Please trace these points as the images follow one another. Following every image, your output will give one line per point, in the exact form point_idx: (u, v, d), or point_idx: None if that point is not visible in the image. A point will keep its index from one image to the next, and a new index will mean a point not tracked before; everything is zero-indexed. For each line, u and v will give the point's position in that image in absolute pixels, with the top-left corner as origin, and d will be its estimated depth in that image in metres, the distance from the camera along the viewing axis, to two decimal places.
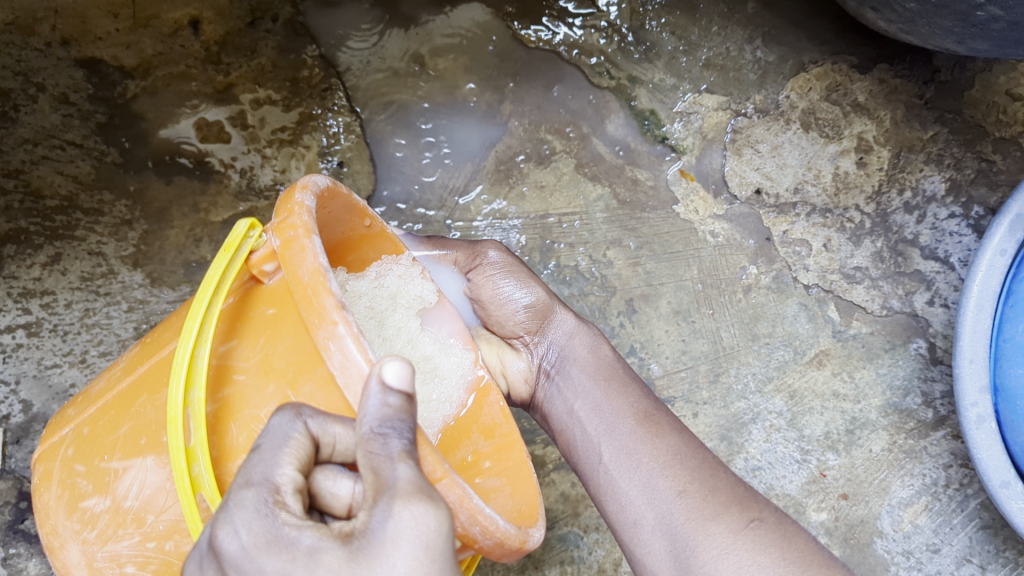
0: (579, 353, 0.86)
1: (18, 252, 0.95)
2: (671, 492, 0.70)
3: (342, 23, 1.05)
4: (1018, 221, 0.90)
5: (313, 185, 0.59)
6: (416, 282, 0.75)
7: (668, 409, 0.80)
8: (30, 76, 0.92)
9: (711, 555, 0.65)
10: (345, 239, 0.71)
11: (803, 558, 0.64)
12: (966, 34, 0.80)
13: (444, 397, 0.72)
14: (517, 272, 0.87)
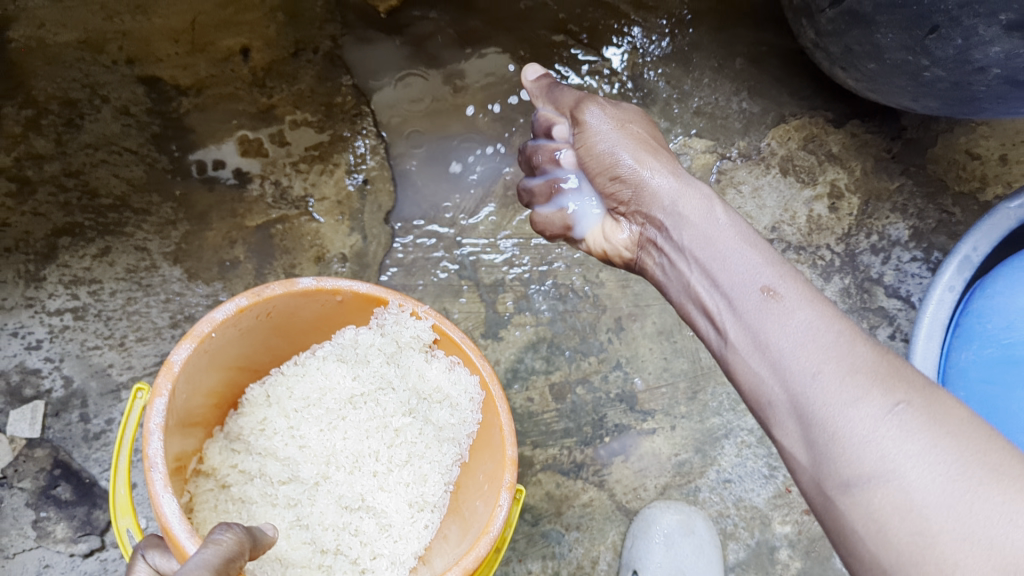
0: (685, 213, 0.79)
1: (73, 243, 1.09)
2: (804, 373, 0.60)
3: (375, 57, 1.17)
4: (965, 263, 1.01)
5: (213, 318, 0.77)
6: (409, 324, 0.87)
7: (798, 272, 0.68)
8: (97, 89, 1.03)
9: (851, 441, 0.55)
10: (334, 307, 0.87)
11: (963, 446, 0.52)
12: (918, 93, 0.91)
13: (461, 418, 0.87)
14: (616, 133, 0.87)
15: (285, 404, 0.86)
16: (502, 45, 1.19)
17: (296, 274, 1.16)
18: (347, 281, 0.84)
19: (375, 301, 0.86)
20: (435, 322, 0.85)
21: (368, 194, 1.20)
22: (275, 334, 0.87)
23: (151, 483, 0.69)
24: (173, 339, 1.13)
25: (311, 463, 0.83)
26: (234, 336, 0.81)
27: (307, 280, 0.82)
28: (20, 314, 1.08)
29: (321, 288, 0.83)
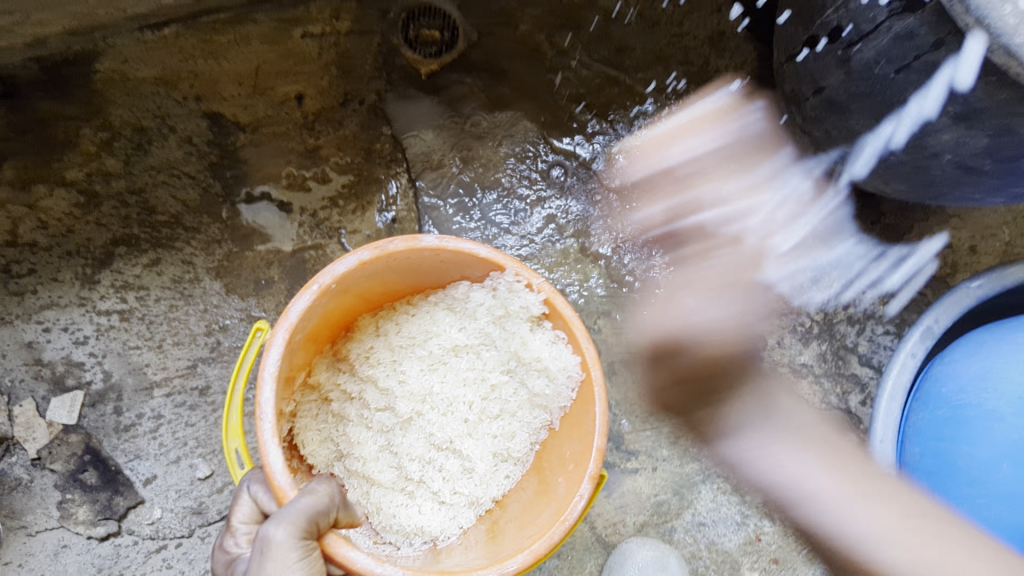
0: None
1: (128, 253, 1.22)
2: None
3: (412, 112, 1.32)
4: (925, 334, 1.11)
5: (335, 270, 0.86)
6: (519, 295, 0.95)
7: None
8: (167, 119, 1.17)
9: None
10: (453, 261, 0.95)
11: None
12: (888, 175, 1.04)
13: (556, 390, 0.96)
14: None
15: (392, 339, 0.99)
16: (525, 111, 1.35)
17: None
18: (469, 244, 0.91)
19: (496, 266, 0.92)
20: (549, 296, 0.92)
21: (394, 231, 1.32)
22: (397, 273, 0.96)
23: (261, 432, 0.79)
24: (206, 346, 1.25)
25: (407, 399, 0.95)
26: (354, 278, 0.90)
27: (430, 239, 0.89)
28: (72, 312, 1.19)
29: (443, 248, 0.90)
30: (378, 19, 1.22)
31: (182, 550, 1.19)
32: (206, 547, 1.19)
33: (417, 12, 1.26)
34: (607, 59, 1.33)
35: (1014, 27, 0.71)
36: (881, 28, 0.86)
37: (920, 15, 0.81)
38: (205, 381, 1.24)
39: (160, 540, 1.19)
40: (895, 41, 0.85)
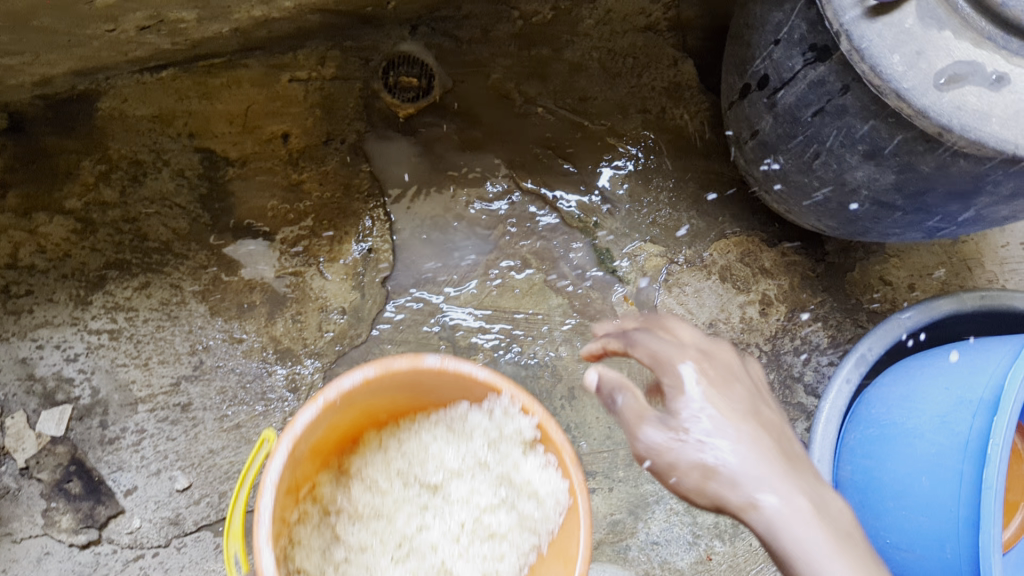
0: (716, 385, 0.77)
1: (120, 276, 1.31)
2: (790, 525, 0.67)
3: (389, 153, 1.41)
4: (860, 360, 1.19)
5: (341, 384, 0.89)
6: (515, 420, 0.95)
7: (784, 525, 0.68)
8: (161, 154, 1.32)
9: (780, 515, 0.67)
10: (456, 385, 0.96)
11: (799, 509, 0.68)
12: (820, 212, 1.13)
13: (545, 514, 0.94)
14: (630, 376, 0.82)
15: (392, 457, 1.00)
16: (495, 153, 1.43)
17: (301, 320, 1.34)
18: (469, 366, 0.93)
19: (493, 388, 0.94)
20: (541, 419, 0.93)
21: (370, 260, 1.38)
22: (404, 392, 0.98)
23: (256, 537, 0.81)
24: (189, 364, 1.31)
25: (407, 518, 0.98)
26: (363, 394, 0.93)
27: (433, 359, 0.92)
28: (65, 331, 1.28)
29: (443, 368, 0.92)
30: (361, 67, 1.39)
31: (159, 559, 1.24)
32: (181, 557, 1.25)
33: (396, 61, 1.40)
34: (572, 107, 1.44)
35: (901, 74, 0.85)
36: (799, 76, 0.99)
37: (830, 63, 0.94)
38: (187, 399, 1.30)
39: (138, 549, 1.24)
40: (811, 87, 0.97)
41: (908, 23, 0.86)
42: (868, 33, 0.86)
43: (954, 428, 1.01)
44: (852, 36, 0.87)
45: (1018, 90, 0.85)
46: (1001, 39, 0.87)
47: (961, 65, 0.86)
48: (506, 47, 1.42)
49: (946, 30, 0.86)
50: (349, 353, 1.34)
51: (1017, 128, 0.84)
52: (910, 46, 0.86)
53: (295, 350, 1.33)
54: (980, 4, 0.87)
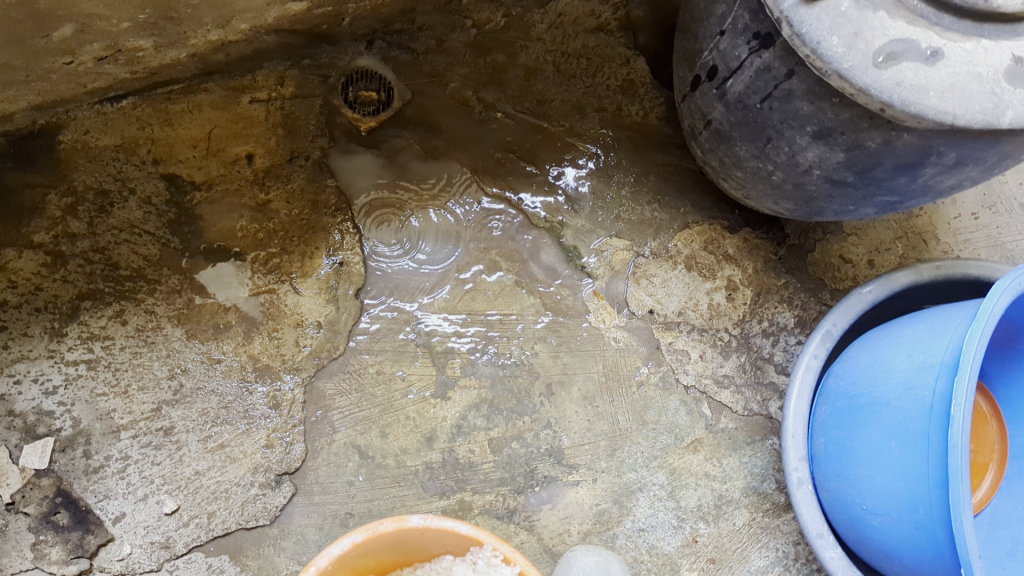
0: None
1: (94, 306, 1.32)
2: None
3: (354, 167, 1.44)
4: (825, 337, 1.23)
5: (330, 551, 0.94)
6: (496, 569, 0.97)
7: None
8: (126, 182, 1.32)
9: None
10: (437, 543, 1.01)
11: None
12: (776, 195, 1.17)
13: None
14: None
15: None
16: (459, 160, 1.46)
17: (278, 337, 1.35)
18: (450, 521, 0.98)
19: (475, 541, 0.99)
20: (523, 567, 0.95)
21: (342, 274, 1.40)
22: (393, 559, 1.02)
23: None
24: (169, 388, 1.31)
25: None
26: (352, 561, 0.98)
27: (416, 518, 0.98)
28: (42, 363, 1.28)
29: (427, 526, 0.98)
30: (320, 84, 1.41)
31: None
32: None
33: (355, 77, 1.43)
34: (530, 111, 1.47)
35: (841, 55, 0.89)
36: (745, 64, 1.02)
37: (774, 50, 0.97)
38: (169, 423, 1.30)
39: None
40: (757, 74, 1.01)
41: (845, 6, 0.90)
42: (807, 19, 0.90)
43: (919, 392, 1.05)
44: (793, 22, 0.90)
45: (953, 63, 0.89)
46: (933, 16, 0.91)
47: (897, 43, 0.90)
48: (461, 56, 1.45)
49: (880, 11, 0.91)
50: (327, 366, 1.35)
51: (954, 99, 0.88)
52: (848, 28, 0.90)
53: (274, 367, 1.34)
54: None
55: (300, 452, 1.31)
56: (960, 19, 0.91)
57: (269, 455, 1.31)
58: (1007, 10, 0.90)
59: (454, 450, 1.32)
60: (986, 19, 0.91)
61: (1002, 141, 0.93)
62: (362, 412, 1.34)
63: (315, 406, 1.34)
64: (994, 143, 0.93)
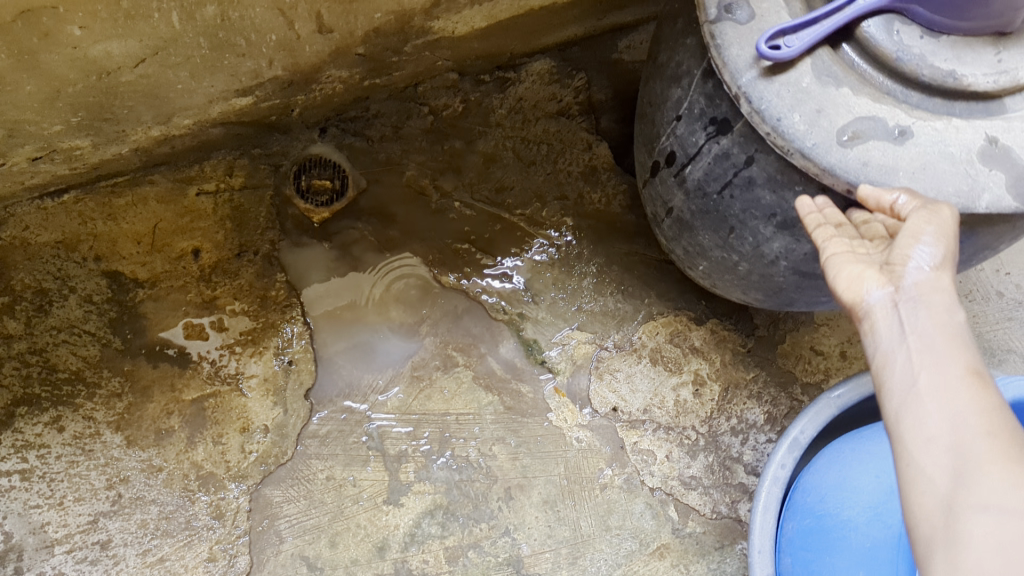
0: (932, 310, 0.73)
1: (29, 411, 1.26)
2: (954, 370, 0.69)
3: (306, 257, 1.38)
4: (793, 445, 1.16)
5: None
6: None
7: (959, 363, 0.69)
8: (67, 280, 1.29)
9: (947, 328, 0.72)
10: None
11: (951, 345, 0.71)
12: (744, 285, 1.11)
13: None
14: (921, 301, 0.74)
15: None
16: (415, 249, 1.40)
17: (223, 442, 1.29)
18: None
19: None
20: None
21: (291, 372, 1.33)
22: None
23: None
24: (107, 499, 1.25)
25: None
26: None
27: None
28: None
29: None
30: (272, 172, 1.38)
31: None
32: None
33: (308, 164, 1.39)
34: (489, 199, 1.43)
35: (804, 132, 0.86)
36: (702, 151, 0.98)
37: (732, 136, 0.94)
38: (106, 535, 1.24)
39: None
40: (715, 161, 0.97)
41: (806, 82, 0.87)
42: (767, 94, 0.87)
43: (888, 519, 1.03)
44: (751, 99, 0.88)
45: (922, 143, 0.85)
46: (900, 92, 0.89)
47: (863, 120, 0.86)
48: (418, 142, 1.43)
49: (844, 87, 0.87)
50: (275, 472, 1.29)
51: (925, 179, 0.84)
52: (809, 105, 0.86)
53: (218, 474, 1.28)
54: (877, 62, 0.90)
55: (244, 565, 1.25)
56: (929, 96, 0.89)
57: (211, 569, 1.24)
58: (978, 88, 0.87)
59: (406, 561, 1.26)
60: (956, 97, 0.89)
61: (982, 228, 0.87)
62: (310, 521, 1.27)
63: (261, 515, 1.27)
64: (971, 231, 0.88)
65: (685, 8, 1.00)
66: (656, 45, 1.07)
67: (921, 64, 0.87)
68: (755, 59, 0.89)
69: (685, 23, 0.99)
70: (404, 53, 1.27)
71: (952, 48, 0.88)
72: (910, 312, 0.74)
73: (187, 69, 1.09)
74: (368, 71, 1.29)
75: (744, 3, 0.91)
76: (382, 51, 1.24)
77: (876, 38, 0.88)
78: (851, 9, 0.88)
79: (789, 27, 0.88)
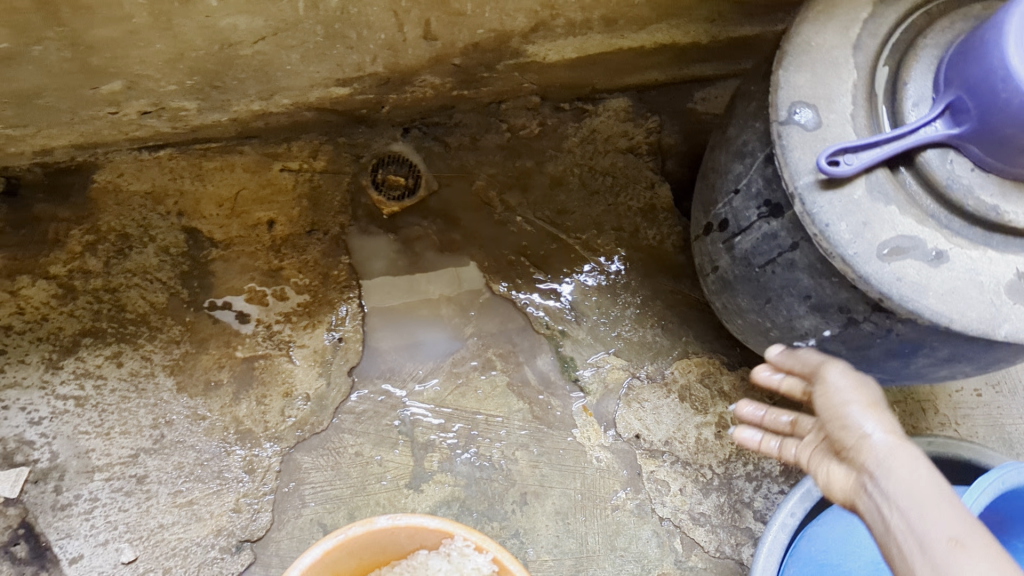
0: (914, 484, 0.79)
1: (93, 344, 1.35)
2: (947, 531, 0.71)
3: (370, 246, 1.46)
4: (805, 494, 1.20)
5: (303, 562, 0.97)
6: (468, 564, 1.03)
7: (957, 518, 0.73)
8: (149, 230, 1.39)
9: (931, 493, 0.77)
10: (408, 536, 1.04)
11: (941, 502, 0.75)
12: (773, 349, 1.15)
13: None
14: (905, 480, 0.80)
15: None
16: (472, 255, 1.48)
17: (265, 403, 1.36)
18: (419, 519, 1.02)
19: (444, 533, 1.03)
20: (494, 554, 1.00)
21: (339, 350, 1.41)
22: (366, 553, 1.04)
23: None
24: (150, 437, 1.33)
25: None
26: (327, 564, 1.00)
27: (383, 520, 1.02)
28: (33, 393, 1.32)
29: (395, 525, 1.02)
30: (352, 162, 1.47)
31: None
32: None
33: (386, 160, 1.49)
34: (549, 219, 1.50)
35: (847, 241, 0.90)
36: (753, 226, 1.04)
37: (782, 221, 0.99)
38: (143, 471, 1.31)
39: None
40: (763, 238, 1.02)
41: (858, 195, 0.92)
42: (819, 201, 0.92)
43: None
44: (805, 201, 0.93)
45: (956, 268, 0.90)
46: (944, 217, 0.93)
47: (904, 239, 0.90)
48: (492, 156, 1.51)
49: (892, 205, 0.92)
50: (308, 440, 1.36)
51: (953, 303, 0.88)
52: (857, 216, 0.91)
53: (256, 432, 1.35)
54: (927, 186, 0.93)
55: (265, 521, 1.31)
56: (970, 225, 0.93)
57: (235, 519, 1.31)
58: (1017, 226, 0.91)
59: None
60: (996, 230, 0.92)
61: (997, 351, 0.92)
62: (333, 491, 1.33)
63: (288, 477, 1.34)
64: (987, 351, 0.93)
65: (760, 91, 1.04)
66: (731, 111, 1.12)
67: (968, 194, 0.91)
68: (814, 166, 0.93)
69: (756, 106, 1.03)
70: (495, 71, 1.36)
71: (999, 185, 0.92)
72: (901, 493, 0.79)
73: (299, 52, 1.18)
74: (459, 82, 1.37)
75: (814, 109, 0.95)
76: (476, 66, 1.33)
77: (930, 164, 0.93)
78: (912, 138, 0.92)
79: (850, 145, 0.92)
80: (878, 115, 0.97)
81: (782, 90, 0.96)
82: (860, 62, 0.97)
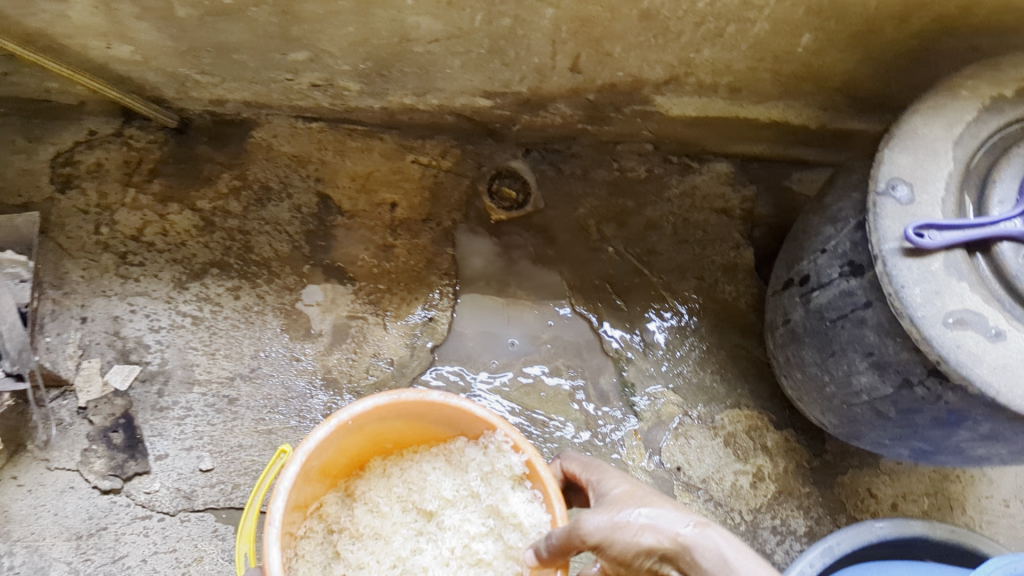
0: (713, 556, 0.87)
1: (219, 275, 1.51)
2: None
3: (474, 245, 1.61)
4: (826, 550, 1.29)
5: (353, 408, 1.07)
6: (501, 458, 1.14)
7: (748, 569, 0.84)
8: (288, 188, 1.57)
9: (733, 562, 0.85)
10: (455, 420, 1.15)
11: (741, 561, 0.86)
12: (826, 406, 1.26)
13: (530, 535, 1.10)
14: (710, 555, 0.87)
15: (391, 482, 1.19)
16: (562, 273, 1.62)
17: (353, 359, 1.50)
18: (468, 403, 1.12)
19: (487, 424, 1.13)
20: (529, 456, 1.11)
21: (427, 328, 1.55)
22: (407, 420, 1.16)
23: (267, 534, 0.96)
24: (248, 366, 1.48)
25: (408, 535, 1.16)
26: (371, 418, 1.10)
27: (437, 394, 1.11)
28: (158, 306, 1.47)
29: (445, 402, 1.12)
30: (474, 168, 1.64)
31: (162, 524, 1.37)
32: (181, 528, 1.37)
33: (504, 173, 1.65)
34: (638, 257, 1.63)
35: (918, 303, 1.01)
36: (833, 283, 1.16)
37: (861, 280, 1.11)
38: (235, 394, 1.46)
39: (148, 509, 1.37)
40: (840, 295, 1.14)
41: (935, 267, 1.03)
42: (899, 265, 1.04)
43: None
44: (886, 263, 1.04)
45: (1012, 348, 1.00)
46: (1008, 303, 1.04)
47: (970, 312, 1.01)
48: (598, 190, 1.66)
49: (964, 281, 1.03)
50: None
51: (1004, 377, 0.98)
52: (931, 284, 1.02)
53: (340, 383, 1.49)
54: (998, 273, 1.05)
55: None
56: None
57: None
58: None
59: None
60: None
61: None
62: None
63: None
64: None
65: (861, 169, 1.18)
66: (831, 186, 1.25)
67: None
68: (900, 235, 1.05)
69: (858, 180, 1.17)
70: (622, 113, 1.51)
71: None
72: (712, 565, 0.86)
73: (462, 59, 1.35)
74: (587, 116, 1.53)
75: (910, 187, 1.07)
76: (606, 105, 1.49)
77: (1004, 255, 1.04)
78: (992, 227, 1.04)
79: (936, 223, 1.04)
80: (966, 205, 1.09)
81: (884, 166, 1.09)
82: (959, 155, 1.10)
